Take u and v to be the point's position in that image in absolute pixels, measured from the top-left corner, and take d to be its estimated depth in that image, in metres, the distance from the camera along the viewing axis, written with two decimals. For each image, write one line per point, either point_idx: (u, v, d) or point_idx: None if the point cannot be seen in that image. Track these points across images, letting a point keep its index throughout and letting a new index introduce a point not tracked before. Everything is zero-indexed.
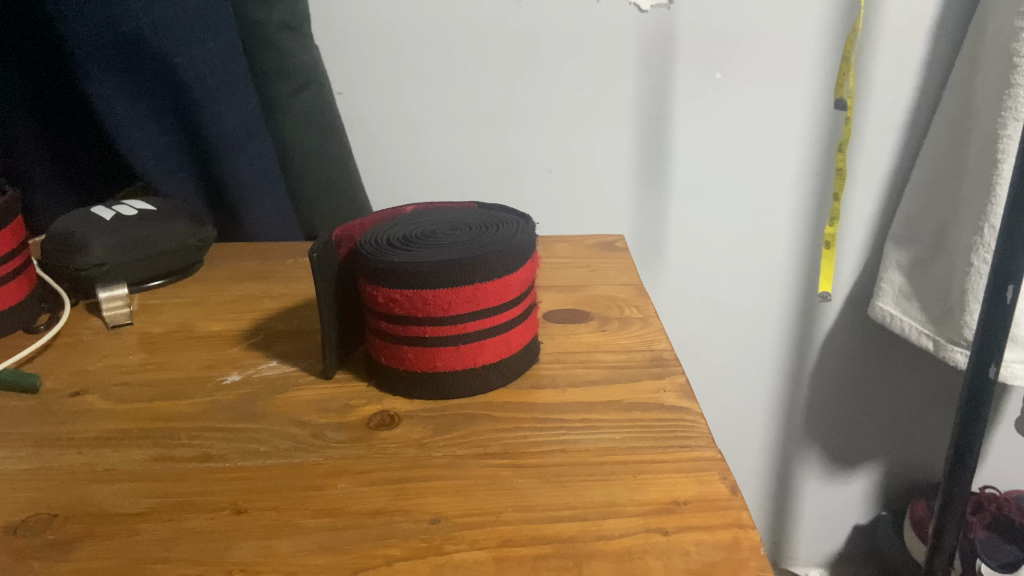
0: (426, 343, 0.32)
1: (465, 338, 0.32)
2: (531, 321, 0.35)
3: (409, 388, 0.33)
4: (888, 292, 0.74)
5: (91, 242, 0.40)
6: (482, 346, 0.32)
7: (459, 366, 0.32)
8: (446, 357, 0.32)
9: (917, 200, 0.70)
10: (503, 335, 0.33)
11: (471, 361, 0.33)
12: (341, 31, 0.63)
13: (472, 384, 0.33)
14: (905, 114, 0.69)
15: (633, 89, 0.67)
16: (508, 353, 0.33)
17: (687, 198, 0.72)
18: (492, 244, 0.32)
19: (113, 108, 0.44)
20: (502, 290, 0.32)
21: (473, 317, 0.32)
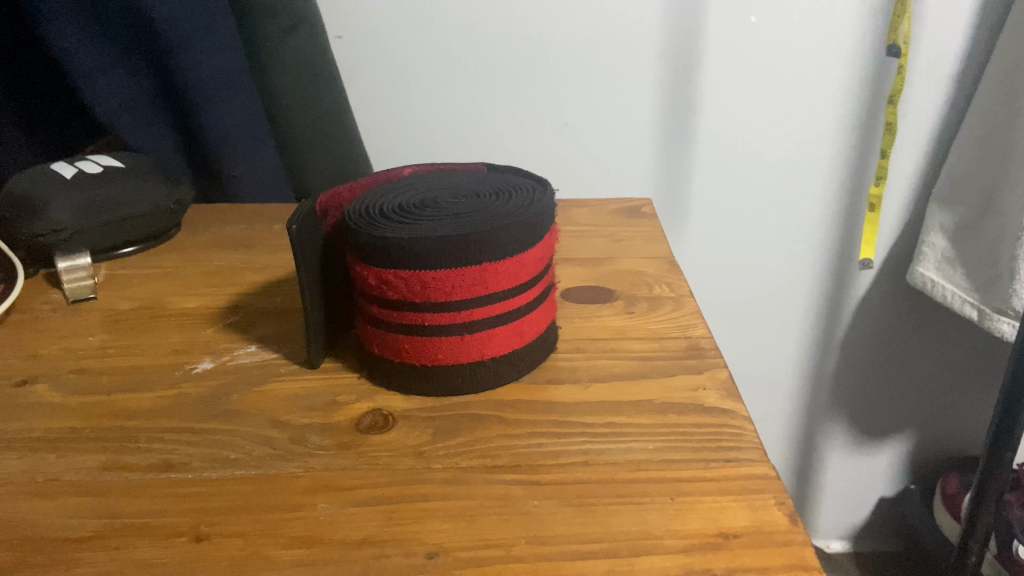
0: (427, 333, 0.27)
1: (472, 328, 0.28)
2: (549, 305, 0.30)
3: (407, 384, 0.28)
4: (929, 257, 0.69)
5: (50, 205, 0.35)
6: (490, 337, 0.28)
7: (464, 359, 0.28)
8: (449, 349, 0.28)
9: (964, 157, 0.64)
10: (516, 322, 0.28)
11: (479, 354, 0.28)
12: None
13: (479, 380, 0.28)
14: (956, 62, 0.63)
15: (659, 32, 0.61)
16: (521, 343, 0.29)
17: (716, 154, 0.67)
18: (504, 216, 0.27)
19: (74, 49, 0.39)
20: (515, 272, 0.27)
21: (481, 303, 0.27)
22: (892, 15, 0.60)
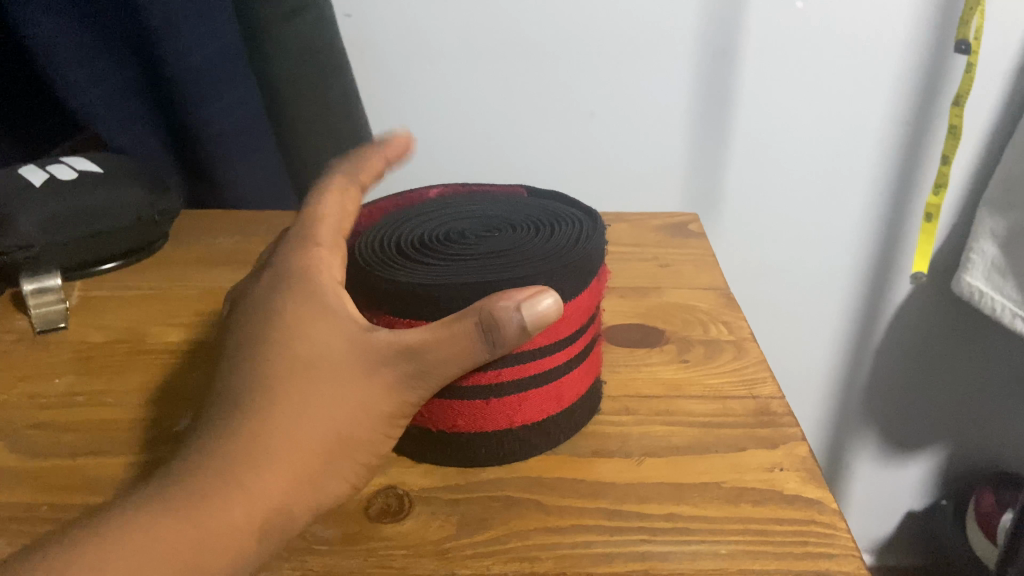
0: (445, 397, 0.24)
1: (500, 391, 0.24)
2: (593, 356, 0.26)
3: (426, 452, 0.25)
4: (978, 265, 0.63)
5: (17, 214, 0.31)
6: (523, 401, 0.24)
7: (490, 428, 0.24)
8: (473, 414, 0.24)
9: (1023, 158, 0.59)
10: (555, 383, 0.25)
11: (508, 421, 0.24)
12: None
13: (506, 449, 0.24)
14: (1018, 56, 0.58)
15: (695, 16, 0.56)
16: (559, 409, 0.25)
17: (754, 150, 0.61)
18: (540, 257, 0.24)
19: (48, 34, 0.35)
20: (554, 327, 0.24)
21: (511, 364, 0.23)
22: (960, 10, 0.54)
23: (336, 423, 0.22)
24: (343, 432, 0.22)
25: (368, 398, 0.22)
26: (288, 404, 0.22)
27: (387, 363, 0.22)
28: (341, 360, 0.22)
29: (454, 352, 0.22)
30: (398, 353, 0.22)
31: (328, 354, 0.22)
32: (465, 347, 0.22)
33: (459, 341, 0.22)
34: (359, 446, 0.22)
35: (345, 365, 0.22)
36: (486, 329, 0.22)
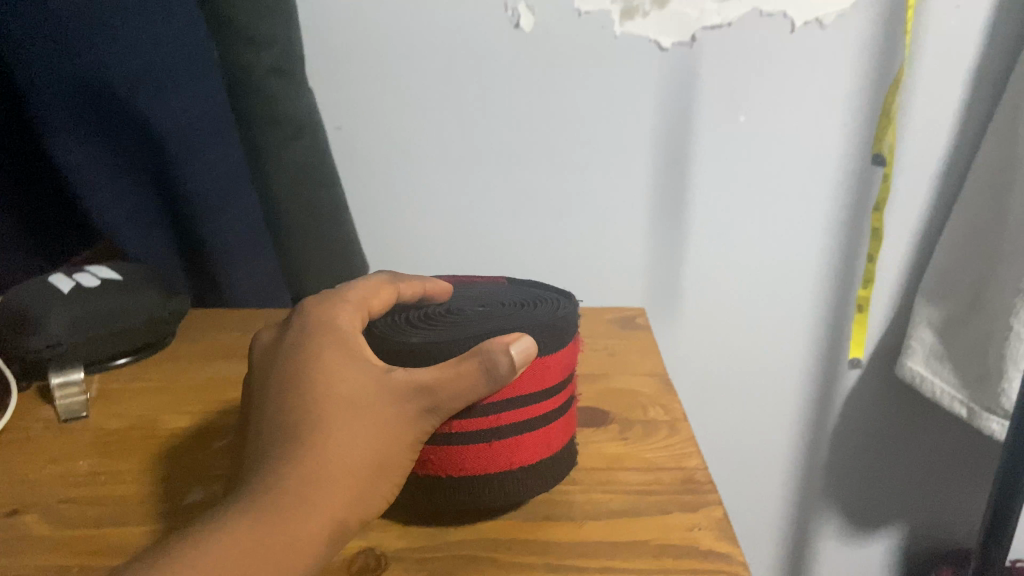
0: (454, 441, 0.28)
1: (500, 433, 0.29)
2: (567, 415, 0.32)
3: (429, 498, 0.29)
4: (917, 351, 0.69)
5: (48, 319, 0.36)
6: (519, 444, 0.29)
7: (492, 469, 0.29)
8: (472, 455, 0.29)
9: (949, 254, 0.66)
10: (543, 429, 0.30)
11: (503, 463, 0.29)
12: (341, 69, 0.59)
13: (505, 490, 0.29)
14: (940, 164, 0.65)
15: (650, 128, 0.63)
16: (541, 454, 0.30)
17: (709, 248, 0.68)
18: (526, 319, 0.30)
19: (80, 162, 0.41)
20: (541, 376, 0.29)
21: (511, 408, 0.29)
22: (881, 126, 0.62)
23: (372, 450, 0.27)
24: (379, 456, 0.27)
25: (395, 431, 0.27)
26: (339, 434, 0.26)
27: (407, 399, 0.27)
28: (374, 397, 0.27)
29: (455, 382, 0.27)
30: (416, 391, 0.27)
31: (365, 393, 0.27)
32: (466, 382, 0.27)
33: (460, 375, 0.27)
34: (390, 468, 0.27)
35: (374, 401, 0.27)
36: (486, 366, 0.27)
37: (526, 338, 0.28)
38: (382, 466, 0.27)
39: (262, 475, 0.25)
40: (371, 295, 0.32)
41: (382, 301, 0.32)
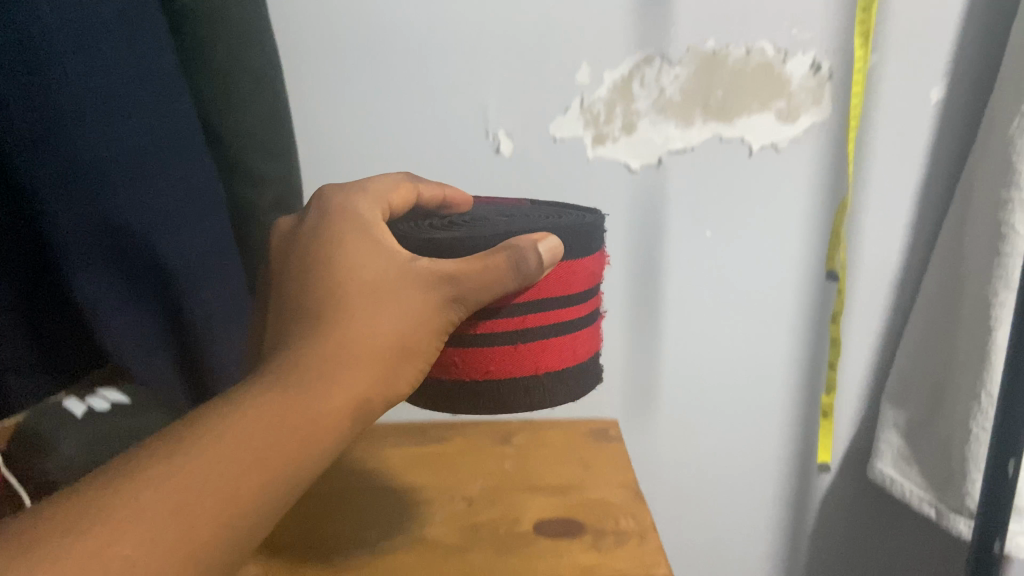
0: (490, 340, 0.47)
1: (527, 335, 0.48)
2: (587, 336, 0.52)
3: (485, 392, 0.49)
4: (887, 454, 0.76)
5: (62, 443, 0.47)
6: (544, 350, 0.49)
7: (523, 372, 0.49)
8: (513, 363, 0.48)
9: (909, 359, 0.74)
10: (562, 333, 0.50)
11: (534, 370, 0.49)
12: None
13: (532, 397, 0.49)
14: (893, 281, 0.76)
15: (629, 249, 0.76)
16: (563, 364, 0.50)
17: (685, 350, 0.78)
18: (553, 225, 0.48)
19: (93, 294, 0.43)
20: (565, 281, 0.48)
21: (538, 314, 0.48)
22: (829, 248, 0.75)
23: (394, 328, 0.41)
24: (401, 336, 0.41)
25: (415, 314, 0.42)
26: (362, 315, 0.40)
27: (433, 287, 0.42)
28: (401, 289, 0.42)
29: (498, 272, 0.43)
30: (446, 279, 0.42)
31: (392, 284, 0.42)
32: (501, 272, 0.43)
33: (499, 267, 0.42)
34: (412, 357, 0.42)
35: (394, 283, 0.42)
36: (515, 259, 0.43)
37: (554, 240, 0.45)
38: (404, 342, 0.41)
39: (302, 339, 0.39)
40: (391, 195, 0.49)
41: (402, 198, 0.50)
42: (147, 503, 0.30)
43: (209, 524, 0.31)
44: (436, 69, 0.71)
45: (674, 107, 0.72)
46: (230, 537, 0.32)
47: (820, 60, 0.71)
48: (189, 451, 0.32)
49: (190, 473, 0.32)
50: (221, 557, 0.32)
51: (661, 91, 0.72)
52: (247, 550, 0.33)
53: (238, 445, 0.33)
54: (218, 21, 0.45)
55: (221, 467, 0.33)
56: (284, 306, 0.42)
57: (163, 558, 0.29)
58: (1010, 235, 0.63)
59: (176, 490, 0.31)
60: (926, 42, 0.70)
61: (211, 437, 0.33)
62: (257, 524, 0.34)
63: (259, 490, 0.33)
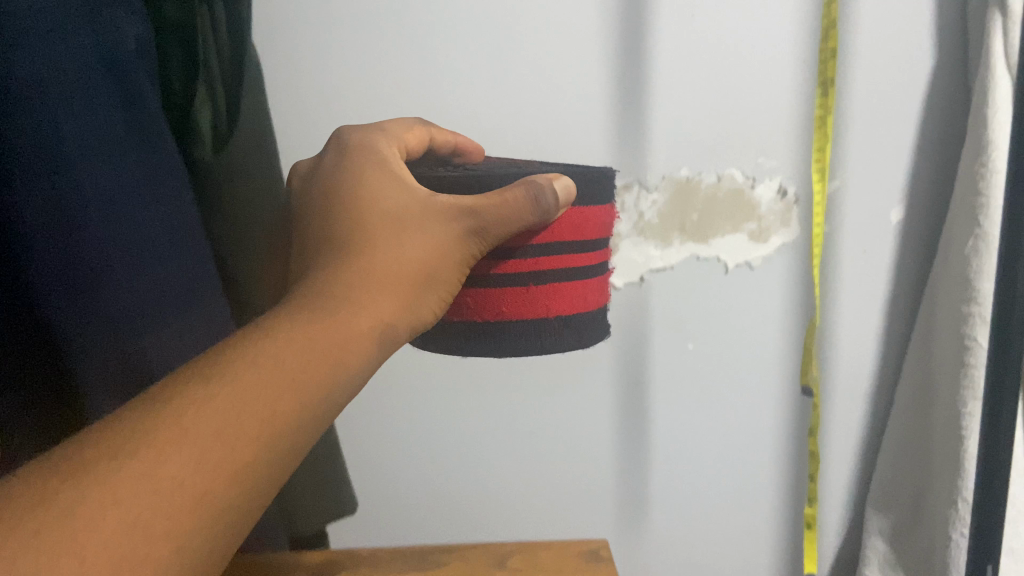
0: (503, 280, 0.47)
1: (539, 279, 0.48)
2: (598, 285, 0.51)
3: (499, 332, 0.48)
4: (874, 560, 0.78)
5: None
6: (556, 293, 0.49)
7: (537, 312, 0.48)
8: (525, 303, 0.48)
9: (889, 467, 0.77)
10: (574, 282, 0.49)
11: (545, 311, 0.49)
12: None
13: (545, 336, 0.49)
14: (869, 389, 0.81)
15: (615, 364, 0.81)
16: (574, 310, 0.50)
17: (670, 455, 0.85)
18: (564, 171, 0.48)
19: None
20: (577, 229, 0.48)
21: (549, 259, 0.48)
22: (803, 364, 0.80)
23: (420, 256, 0.43)
24: (425, 263, 0.43)
25: (440, 245, 0.43)
26: (387, 242, 0.42)
27: (454, 217, 0.43)
28: (424, 215, 0.43)
29: (516, 208, 0.43)
30: (465, 214, 0.43)
31: (411, 211, 0.43)
32: (521, 206, 0.43)
33: (519, 201, 0.42)
34: (438, 282, 0.44)
35: (418, 214, 0.43)
36: (535, 195, 0.42)
37: (567, 179, 0.45)
38: (428, 270, 0.43)
39: (331, 267, 0.41)
40: (407, 134, 0.50)
41: (417, 138, 0.51)
42: (191, 427, 0.30)
43: (250, 445, 0.32)
44: None
45: (652, 229, 0.78)
46: (267, 459, 0.33)
47: (786, 185, 0.76)
48: (225, 376, 0.33)
49: (229, 395, 0.32)
50: (260, 476, 0.32)
51: (641, 214, 0.77)
52: (283, 473, 0.34)
53: (273, 368, 0.34)
54: (236, 180, 0.50)
55: (259, 388, 0.33)
56: (309, 240, 0.44)
57: (207, 481, 0.30)
58: (975, 349, 0.67)
59: (215, 413, 0.31)
60: (885, 167, 0.75)
61: (246, 361, 0.34)
62: (294, 449, 0.34)
63: (295, 408, 0.34)
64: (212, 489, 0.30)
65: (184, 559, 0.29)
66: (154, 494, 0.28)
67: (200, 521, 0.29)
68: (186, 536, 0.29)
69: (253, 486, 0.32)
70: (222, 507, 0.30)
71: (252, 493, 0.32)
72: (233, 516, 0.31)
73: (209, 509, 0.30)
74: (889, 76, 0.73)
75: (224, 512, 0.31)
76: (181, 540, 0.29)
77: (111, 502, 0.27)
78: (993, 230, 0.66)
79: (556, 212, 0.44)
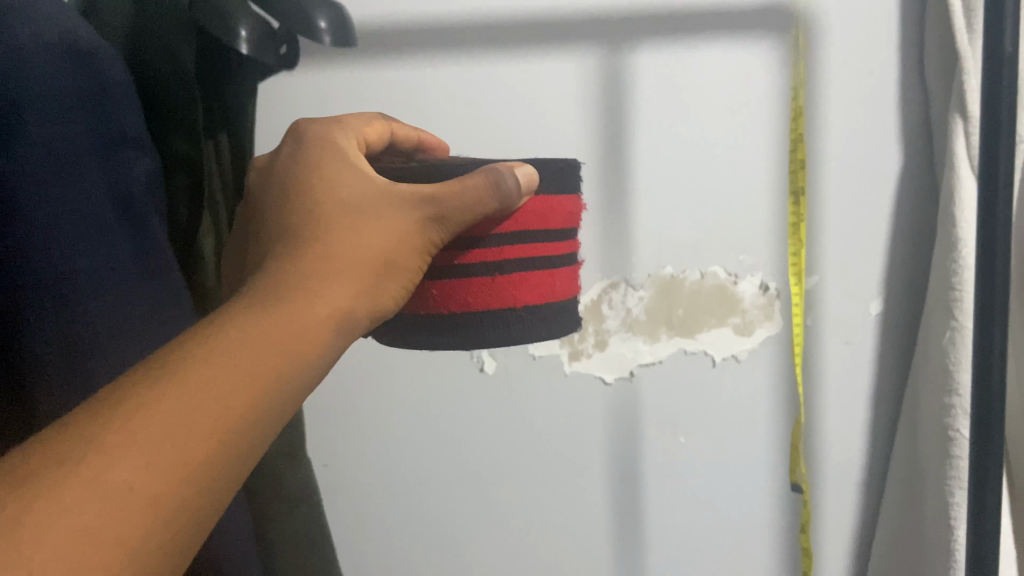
0: (466, 275, 0.45)
1: (503, 270, 0.46)
2: (565, 276, 0.49)
3: (465, 325, 0.46)
4: None
5: None
6: (521, 287, 0.46)
7: (503, 303, 0.46)
8: (491, 294, 0.46)
9: (885, 555, 0.79)
10: (542, 272, 0.47)
11: (513, 302, 0.46)
12: (368, 430, 0.81)
13: (511, 327, 0.46)
14: (860, 477, 0.83)
15: (609, 458, 0.83)
16: (543, 300, 0.48)
17: (667, 548, 0.86)
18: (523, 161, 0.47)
19: None
20: (542, 217, 0.47)
21: (511, 248, 0.46)
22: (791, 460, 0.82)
23: (378, 238, 0.42)
24: (384, 247, 0.42)
25: (402, 229, 0.42)
26: (342, 223, 0.42)
27: (413, 204, 0.42)
28: (378, 200, 0.43)
29: (477, 194, 0.42)
30: (426, 200, 0.42)
31: (366, 197, 0.43)
32: (480, 192, 0.42)
33: (478, 187, 0.42)
34: (398, 266, 0.43)
35: (374, 197, 0.43)
36: (495, 180, 0.42)
37: (529, 167, 0.45)
38: (388, 257, 0.42)
39: (286, 258, 0.40)
40: (366, 128, 0.50)
41: (376, 132, 0.51)
42: (141, 430, 0.29)
43: (206, 444, 0.30)
44: None
45: (640, 325, 0.80)
46: (224, 457, 0.31)
47: (768, 280, 0.79)
48: (173, 375, 0.31)
49: (178, 393, 0.30)
50: (219, 476, 0.31)
51: (628, 311, 0.79)
52: (243, 471, 0.33)
53: (227, 366, 0.33)
54: None
55: (209, 388, 0.31)
56: (266, 231, 0.43)
57: (161, 484, 0.28)
58: (959, 440, 0.69)
59: (170, 412, 0.30)
60: (861, 260, 0.78)
61: (199, 355, 0.32)
62: (251, 448, 0.33)
63: (250, 404, 0.33)
64: (167, 492, 0.28)
65: (138, 565, 0.27)
66: (105, 498, 0.26)
67: (155, 527, 0.28)
68: (141, 540, 0.27)
69: (211, 486, 0.30)
70: (178, 510, 0.29)
71: (209, 494, 0.30)
72: (191, 518, 0.29)
73: (165, 512, 0.28)
74: (860, 175, 0.77)
75: (181, 512, 0.29)
76: (136, 545, 0.27)
77: (58, 513, 0.25)
78: (968, 323, 0.69)
79: (517, 198, 0.44)
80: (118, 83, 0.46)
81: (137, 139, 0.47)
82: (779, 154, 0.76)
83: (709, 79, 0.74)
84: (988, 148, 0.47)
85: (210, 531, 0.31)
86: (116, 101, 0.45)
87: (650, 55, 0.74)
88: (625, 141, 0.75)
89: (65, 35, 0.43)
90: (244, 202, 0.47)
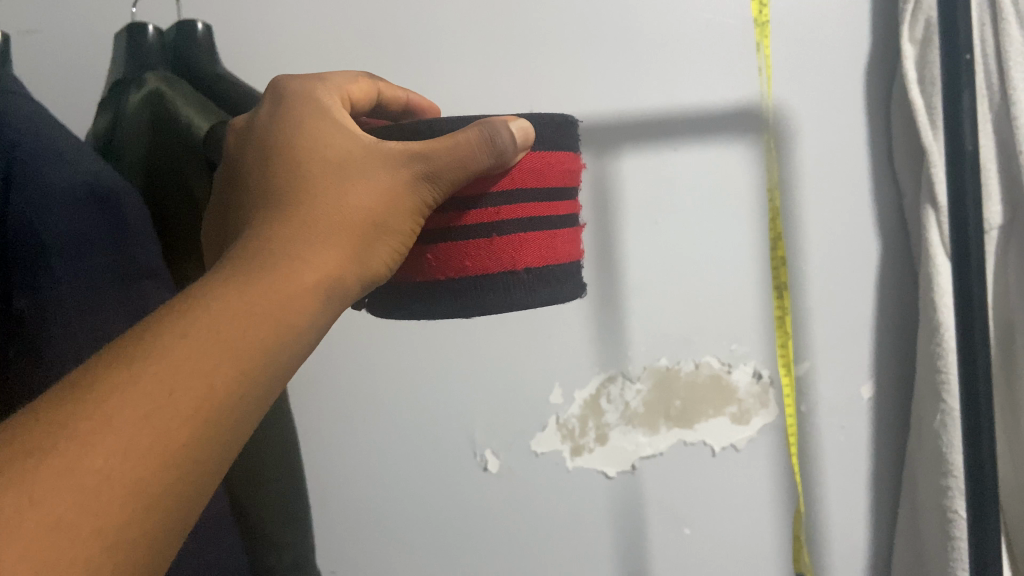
0: (462, 238, 0.43)
1: (499, 230, 0.43)
2: (568, 237, 0.47)
3: (463, 291, 0.43)
4: None
5: None
6: (521, 246, 0.44)
7: (503, 263, 0.43)
8: (490, 257, 0.43)
9: None
10: (543, 229, 0.45)
11: (512, 264, 0.43)
12: (370, 536, 0.81)
13: (513, 296, 0.44)
14: (865, 559, 0.84)
15: (614, 553, 0.83)
16: (545, 263, 0.45)
17: None
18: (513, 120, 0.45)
19: None
20: (537, 175, 0.44)
21: (506, 206, 0.43)
22: (795, 549, 0.83)
23: (365, 203, 0.41)
24: (372, 211, 0.41)
25: (389, 191, 0.41)
26: (328, 188, 0.41)
27: (404, 164, 0.41)
28: (366, 162, 0.42)
29: (469, 148, 0.40)
30: (416, 158, 0.41)
31: (353, 157, 0.42)
32: (473, 147, 0.40)
33: (470, 142, 0.40)
34: (389, 232, 0.42)
35: (362, 159, 0.42)
36: (490, 134, 0.39)
37: (524, 121, 0.42)
38: (376, 220, 0.41)
39: (269, 226, 0.39)
40: (351, 86, 0.48)
41: (363, 90, 0.49)
42: (117, 412, 0.28)
43: (185, 424, 0.30)
44: (424, 405, 0.79)
45: (639, 417, 0.81)
46: (205, 433, 0.31)
47: (761, 369, 0.81)
48: (149, 352, 0.30)
49: (157, 369, 0.30)
50: (199, 457, 0.30)
51: (626, 404, 0.81)
52: (228, 448, 0.32)
53: (207, 342, 0.32)
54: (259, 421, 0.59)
55: (188, 366, 0.31)
56: (247, 199, 0.42)
57: (139, 469, 0.28)
58: (957, 520, 0.70)
59: (147, 391, 0.29)
60: (849, 345, 0.81)
61: (178, 328, 0.32)
62: (233, 425, 0.32)
63: (231, 379, 0.32)
64: (144, 478, 0.28)
65: (117, 555, 0.26)
66: (80, 486, 0.26)
67: (132, 514, 0.27)
68: (119, 527, 0.27)
69: (191, 468, 0.30)
70: (158, 496, 0.28)
71: (190, 474, 0.30)
72: (172, 503, 0.29)
73: (143, 497, 0.27)
74: (841, 264, 0.80)
75: (163, 497, 0.28)
76: (114, 534, 0.26)
77: (31, 504, 0.24)
78: (956, 405, 0.71)
79: (513, 154, 0.41)
80: (135, 218, 0.49)
81: (152, 269, 0.49)
82: (760, 249, 0.79)
83: (689, 168, 0.78)
84: (958, 239, 0.50)
85: (194, 510, 0.31)
86: (133, 236, 0.48)
87: (633, 160, 0.77)
88: (614, 232, 0.78)
89: (90, 178, 0.46)
90: (224, 164, 0.45)
